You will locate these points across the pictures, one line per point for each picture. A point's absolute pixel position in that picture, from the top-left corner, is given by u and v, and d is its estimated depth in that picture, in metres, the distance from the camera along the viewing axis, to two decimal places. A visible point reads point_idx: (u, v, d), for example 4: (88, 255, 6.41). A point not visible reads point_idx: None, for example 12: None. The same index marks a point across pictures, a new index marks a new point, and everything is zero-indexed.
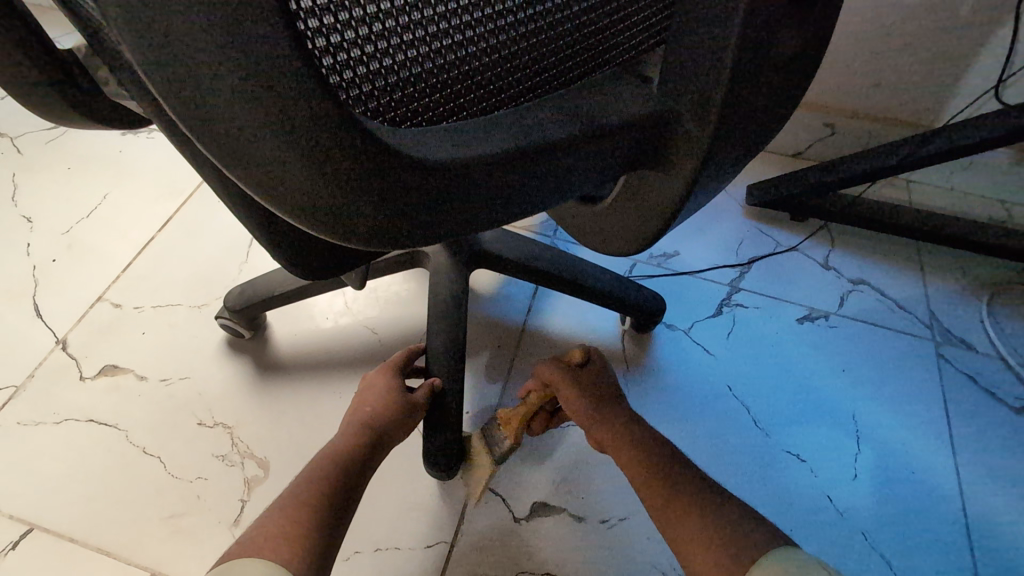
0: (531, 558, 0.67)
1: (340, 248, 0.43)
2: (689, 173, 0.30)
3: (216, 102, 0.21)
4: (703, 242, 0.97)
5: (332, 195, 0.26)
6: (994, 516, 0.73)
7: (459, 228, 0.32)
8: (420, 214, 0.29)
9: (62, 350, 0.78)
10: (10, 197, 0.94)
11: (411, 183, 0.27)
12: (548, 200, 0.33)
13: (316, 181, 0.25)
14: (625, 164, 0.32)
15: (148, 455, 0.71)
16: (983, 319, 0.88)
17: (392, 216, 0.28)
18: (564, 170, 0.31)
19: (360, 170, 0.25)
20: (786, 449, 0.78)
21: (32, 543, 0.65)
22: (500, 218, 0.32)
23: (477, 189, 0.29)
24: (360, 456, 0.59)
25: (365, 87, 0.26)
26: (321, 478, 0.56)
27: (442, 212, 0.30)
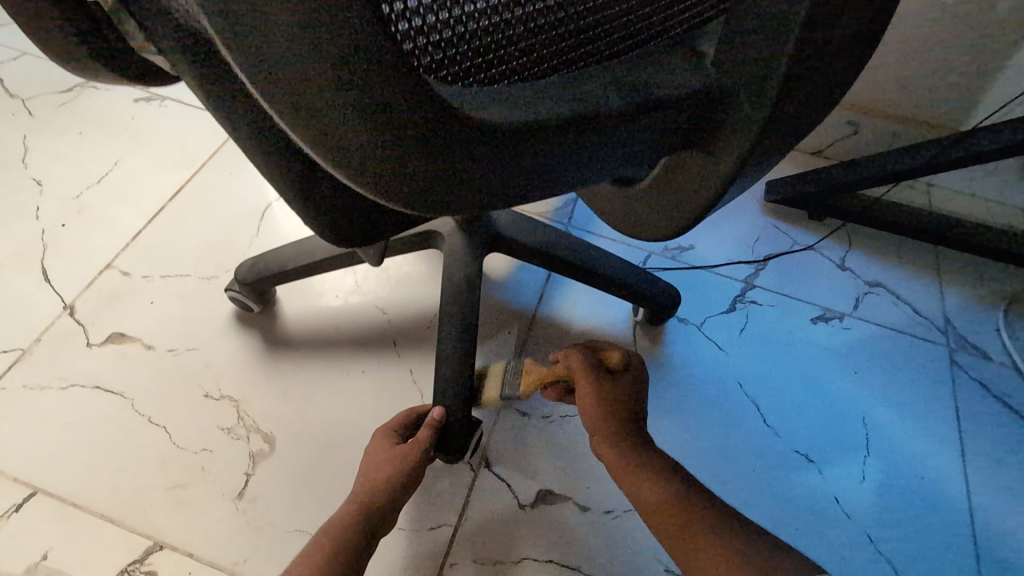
0: (534, 545, 0.67)
1: (367, 213, 0.43)
2: (737, 154, 0.29)
3: (271, 43, 0.20)
4: (719, 237, 0.96)
5: (379, 150, 0.25)
6: (1001, 525, 0.73)
7: (495, 199, 0.31)
8: (460, 180, 0.28)
9: (70, 315, 0.78)
10: (20, 159, 0.93)
11: (456, 147, 0.26)
12: (592, 175, 0.31)
13: (364, 133, 0.24)
14: (672, 142, 0.31)
15: (154, 424, 0.71)
16: (999, 327, 0.87)
17: (434, 180, 0.27)
18: (610, 144, 0.30)
19: (410, 126, 0.24)
20: (794, 449, 0.77)
21: (35, 507, 0.65)
22: (538, 191, 0.31)
23: (521, 160, 0.28)
24: (369, 508, 0.59)
25: (419, 41, 0.24)
26: (328, 540, 0.56)
27: (482, 180, 0.29)
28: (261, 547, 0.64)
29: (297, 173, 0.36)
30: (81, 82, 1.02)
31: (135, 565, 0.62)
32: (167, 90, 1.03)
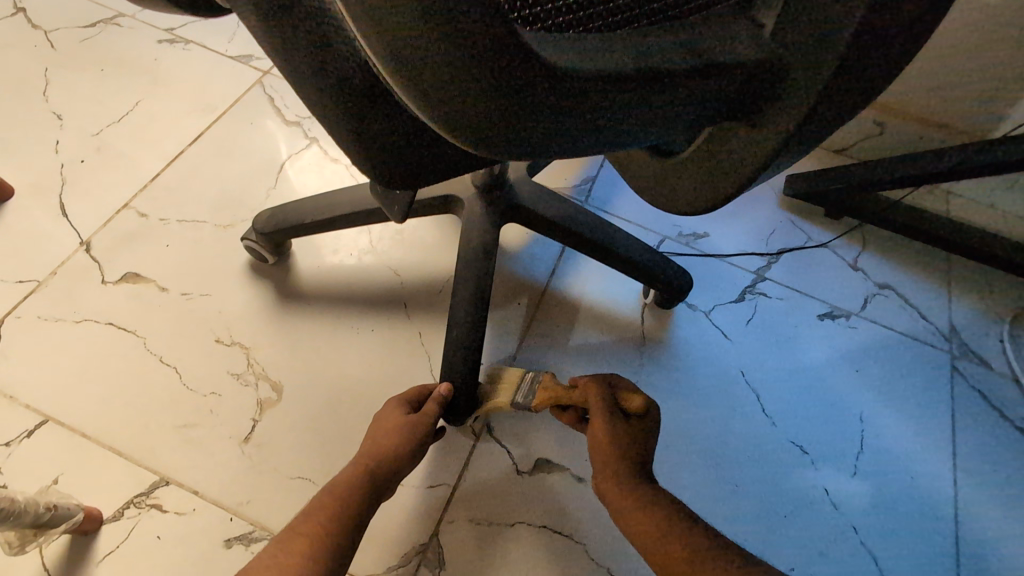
0: (529, 510, 0.68)
1: (415, 165, 0.40)
2: (786, 128, 0.29)
3: None
4: (734, 227, 0.96)
5: (449, 75, 0.25)
6: (985, 529, 0.75)
7: (546, 151, 0.30)
8: (521, 123, 0.28)
9: (86, 252, 0.78)
10: (41, 91, 0.92)
11: (517, 86, 0.26)
12: (644, 134, 0.31)
13: (436, 56, 0.24)
14: (732, 111, 0.31)
15: (165, 364, 0.71)
16: (1003, 338, 0.87)
17: (496, 116, 0.27)
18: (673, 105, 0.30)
19: (481, 58, 0.24)
20: (790, 440, 0.79)
21: (46, 434, 0.66)
22: (592, 147, 0.31)
23: (581, 112, 0.28)
24: (367, 485, 0.59)
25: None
26: (323, 516, 0.55)
27: (540, 126, 0.28)
28: (264, 491, 0.65)
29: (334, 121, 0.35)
30: (105, 19, 1.00)
31: (141, 498, 0.63)
32: (192, 35, 1.02)
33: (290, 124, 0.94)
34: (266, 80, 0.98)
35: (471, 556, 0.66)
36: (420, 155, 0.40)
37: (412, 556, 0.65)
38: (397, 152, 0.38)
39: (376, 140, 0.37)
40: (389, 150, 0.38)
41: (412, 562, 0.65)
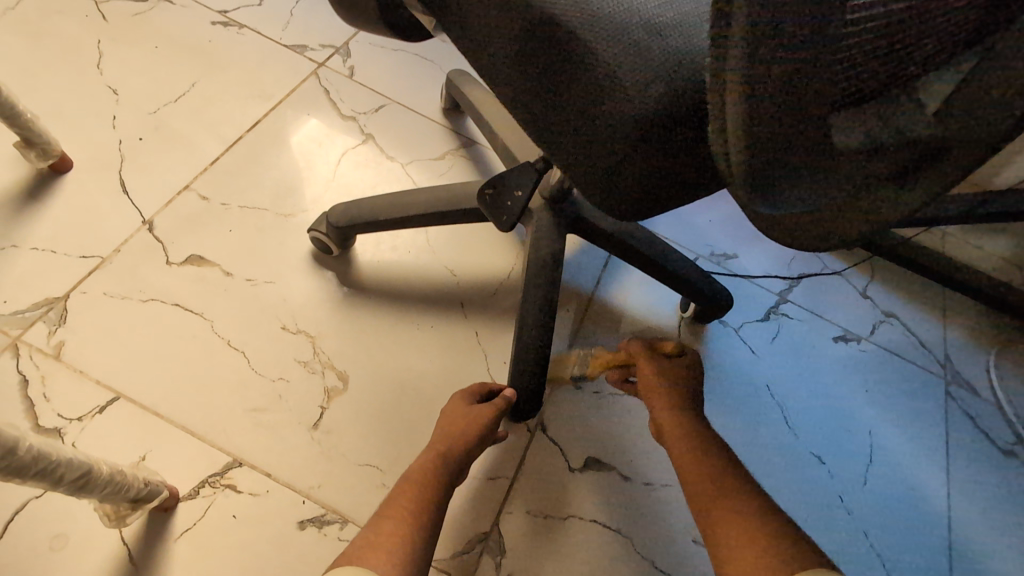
0: (581, 505, 0.73)
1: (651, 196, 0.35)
2: (930, 194, 0.26)
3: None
4: (760, 251, 1.03)
5: (734, 53, 0.25)
6: (973, 538, 0.84)
7: (771, 164, 0.29)
8: (763, 111, 0.26)
9: (149, 231, 0.78)
10: (94, 63, 0.91)
11: (781, 110, 0.27)
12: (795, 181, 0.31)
13: (736, 29, 0.24)
14: (885, 178, 0.28)
15: (232, 348, 0.73)
16: (988, 367, 0.97)
17: (751, 108, 0.26)
18: (823, 147, 0.29)
19: (777, 40, 0.24)
20: (809, 451, 0.87)
21: (117, 412, 0.67)
22: (793, 174, 0.30)
23: (788, 146, 0.29)
24: (441, 470, 0.62)
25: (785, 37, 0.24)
26: (405, 500, 0.57)
27: (782, 130, 0.27)
28: (335, 475, 0.68)
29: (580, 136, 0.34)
30: None
31: (215, 478, 0.65)
32: (246, 19, 1.01)
33: (346, 119, 0.95)
34: (321, 72, 0.99)
35: (528, 545, 0.70)
36: (643, 181, 0.34)
37: (475, 543, 0.69)
38: (618, 174, 0.34)
39: (594, 149, 0.34)
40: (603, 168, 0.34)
41: (475, 549, 0.69)
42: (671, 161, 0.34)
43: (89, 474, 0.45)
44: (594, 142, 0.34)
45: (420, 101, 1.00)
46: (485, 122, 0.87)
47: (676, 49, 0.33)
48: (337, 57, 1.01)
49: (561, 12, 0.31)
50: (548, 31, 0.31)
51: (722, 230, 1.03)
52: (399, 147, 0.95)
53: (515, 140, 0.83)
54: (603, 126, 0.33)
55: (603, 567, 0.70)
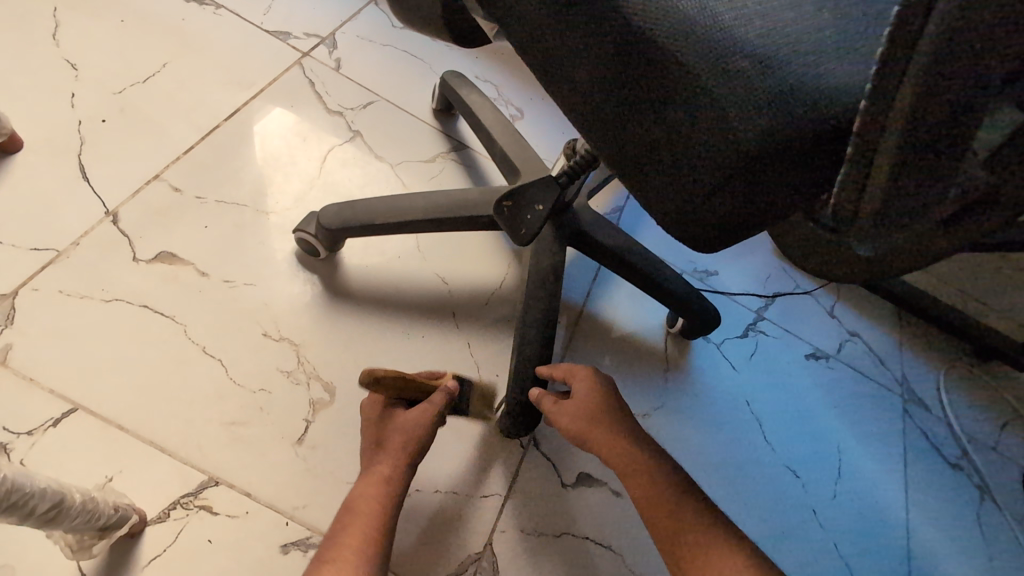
0: (573, 521, 0.72)
1: (730, 226, 0.33)
2: (977, 231, 0.28)
3: (946, 39, 0.21)
4: (739, 268, 1.06)
5: (905, 93, 0.23)
6: (928, 549, 0.89)
7: (893, 204, 0.28)
8: (907, 160, 0.25)
9: (114, 224, 0.72)
10: (51, 35, 0.83)
11: (924, 160, 0.25)
12: (878, 232, 0.30)
13: (920, 66, 0.22)
14: (937, 224, 0.28)
15: (208, 355, 0.67)
16: (939, 386, 1.03)
17: (902, 149, 0.25)
18: (935, 199, 0.28)
19: (953, 91, 0.23)
20: (786, 465, 0.89)
21: (76, 423, 0.60)
22: (900, 215, 0.28)
23: (916, 197, 0.27)
24: (387, 501, 0.58)
25: (934, 107, 0.23)
26: (350, 540, 0.54)
27: (916, 177, 0.26)
28: (321, 494, 0.64)
29: (670, 165, 0.32)
30: None
31: (188, 498, 0.60)
32: None
33: (332, 114, 0.91)
34: (305, 62, 0.93)
35: (521, 564, 0.68)
36: (735, 212, 0.32)
37: (468, 563, 0.67)
38: (709, 201, 0.32)
39: (687, 180, 0.32)
40: (695, 195, 0.32)
41: (467, 570, 0.67)
42: (774, 197, 0.32)
43: (62, 504, 0.42)
44: (687, 174, 0.31)
45: (409, 100, 0.96)
46: (481, 128, 0.85)
47: (796, 76, 0.30)
48: (323, 47, 0.96)
49: (669, 34, 0.29)
50: (659, 56, 0.29)
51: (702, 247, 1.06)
52: (388, 147, 0.91)
53: (512, 147, 0.81)
54: (702, 155, 0.30)
55: None
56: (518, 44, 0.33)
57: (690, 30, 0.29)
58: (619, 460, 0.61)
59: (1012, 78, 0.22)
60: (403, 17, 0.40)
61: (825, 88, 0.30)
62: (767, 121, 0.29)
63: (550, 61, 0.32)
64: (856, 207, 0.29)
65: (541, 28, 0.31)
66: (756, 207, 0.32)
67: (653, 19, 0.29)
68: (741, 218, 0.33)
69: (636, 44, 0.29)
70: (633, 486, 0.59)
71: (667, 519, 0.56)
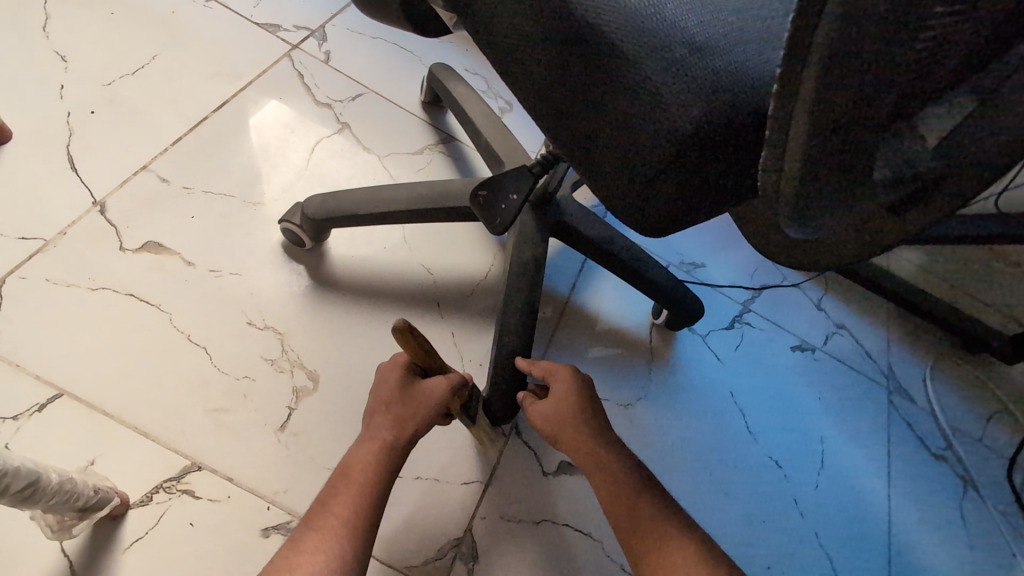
0: (554, 509, 0.73)
1: (674, 217, 0.34)
2: (933, 216, 0.26)
3: (835, 37, 0.22)
4: (726, 261, 1.06)
5: (807, 87, 0.24)
6: (910, 539, 0.89)
7: (813, 189, 0.28)
8: (819, 151, 0.26)
9: (101, 214, 0.73)
10: (41, 26, 0.83)
11: (837, 149, 0.26)
12: (817, 216, 0.30)
13: (816, 62, 0.23)
14: (890, 205, 0.28)
15: (192, 343, 0.69)
16: (925, 378, 1.04)
17: (813, 133, 0.26)
18: (859, 182, 0.28)
19: (854, 75, 0.23)
20: (768, 456, 0.90)
21: (60, 409, 0.62)
22: (825, 200, 0.29)
23: (837, 180, 0.28)
24: (381, 470, 0.59)
25: (836, 100, 0.24)
26: (339, 511, 0.55)
27: (834, 164, 0.27)
28: (303, 480, 0.65)
29: (612, 156, 0.33)
30: None
31: (171, 483, 0.61)
32: None
33: (321, 106, 0.91)
34: (294, 54, 0.94)
35: (501, 550, 0.69)
36: (675, 204, 0.33)
37: (448, 549, 0.68)
38: (648, 192, 0.33)
39: (627, 172, 0.32)
40: (635, 187, 0.33)
41: (447, 555, 0.68)
42: (709, 189, 0.33)
43: (38, 482, 0.43)
44: (625, 165, 0.32)
45: (398, 92, 0.97)
46: (467, 120, 0.85)
47: (732, 70, 0.31)
48: (312, 40, 0.96)
49: (610, 28, 0.30)
50: (597, 51, 0.30)
51: (691, 240, 1.07)
52: (376, 139, 0.92)
53: (497, 139, 0.82)
54: (637, 146, 0.31)
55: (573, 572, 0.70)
56: (473, 34, 0.33)
57: (630, 24, 0.30)
58: (598, 449, 0.62)
59: (903, 62, 0.23)
60: (368, 7, 0.40)
61: (762, 82, 0.32)
62: (702, 113, 0.30)
63: (504, 49, 0.32)
64: (777, 189, 0.29)
65: (492, 16, 0.31)
66: (693, 198, 0.33)
67: (593, 13, 0.30)
68: (681, 208, 0.34)
69: (576, 37, 0.30)
70: (609, 474, 0.60)
71: (634, 504, 0.57)
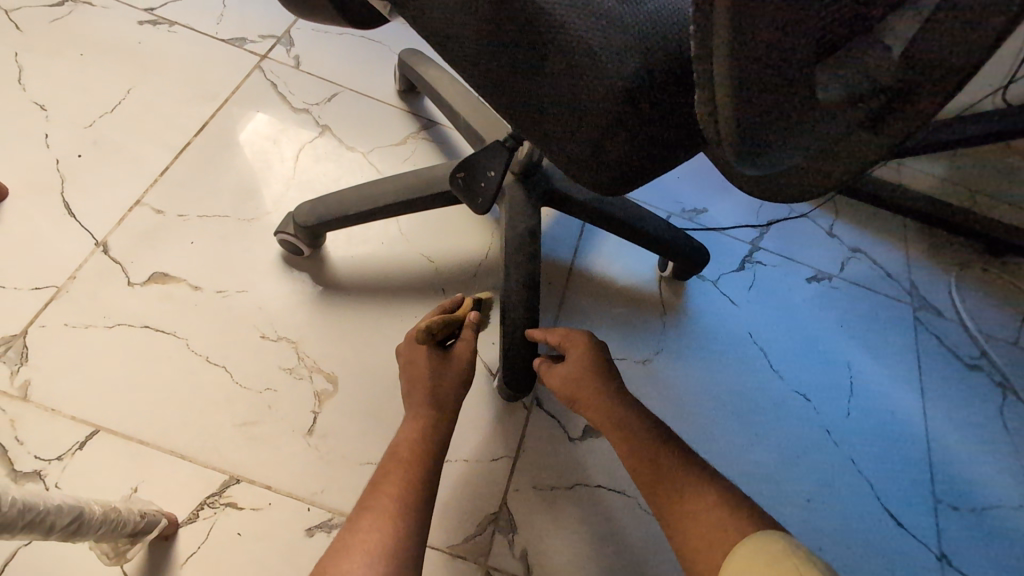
0: (584, 472, 0.74)
1: (631, 170, 0.38)
2: (908, 126, 0.25)
3: None
4: (729, 202, 1.04)
5: (722, 39, 0.24)
6: (953, 452, 0.88)
7: (753, 130, 0.28)
8: (747, 99, 0.26)
9: (104, 254, 0.75)
10: (16, 80, 0.85)
11: (764, 91, 0.26)
12: (770, 148, 0.30)
13: (725, 14, 0.23)
14: (859, 122, 0.26)
15: (211, 363, 0.71)
16: (950, 289, 1.01)
17: (738, 73, 0.25)
18: (807, 105, 0.28)
19: (767, 5, 0.23)
20: (795, 390, 0.90)
21: (99, 444, 0.65)
22: (772, 130, 0.29)
23: (779, 111, 0.28)
24: (427, 447, 0.59)
25: (752, 45, 0.24)
26: (390, 488, 0.54)
27: (766, 105, 0.27)
28: (338, 478, 0.67)
29: (563, 125, 0.36)
30: None
31: (214, 498, 0.64)
32: (174, 15, 0.95)
33: (298, 112, 0.91)
34: (264, 65, 0.94)
35: (539, 518, 0.71)
36: (630, 157, 0.37)
37: (486, 524, 0.70)
38: (602, 149, 0.36)
39: (579, 135, 0.36)
40: (590, 147, 0.36)
41: (487, 530, 0.69)
42: (658, 137, 0.36)
43: (81, 517, 0.46)
44: (579, 128, 0.36)
45: (372, 85, 0.96)
46: (442, 102, 0.84)
47: (649, 20, 0.35)
48: (279, 47, 0.96)
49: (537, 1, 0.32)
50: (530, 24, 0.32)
51: (690, 186, 1.04)
52: (358, 136, 0.91)
53: (474, 116, 0.80)
54: (582, 108, 0.34)
55: (612, 530, 0.72)
56: None
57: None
58: (616, 410, 0.62)
59: None
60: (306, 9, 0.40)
61: (679, 27, 0.35)
62: (634, 65, 0.34)
63: None
64: (717, 133, 0.28)
65: None
66: (644, 149, 0.36)
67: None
68: (634, 160, 0.37)
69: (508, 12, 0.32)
70: (629, 433, 0.60)
71: (657, 458, 0.58)
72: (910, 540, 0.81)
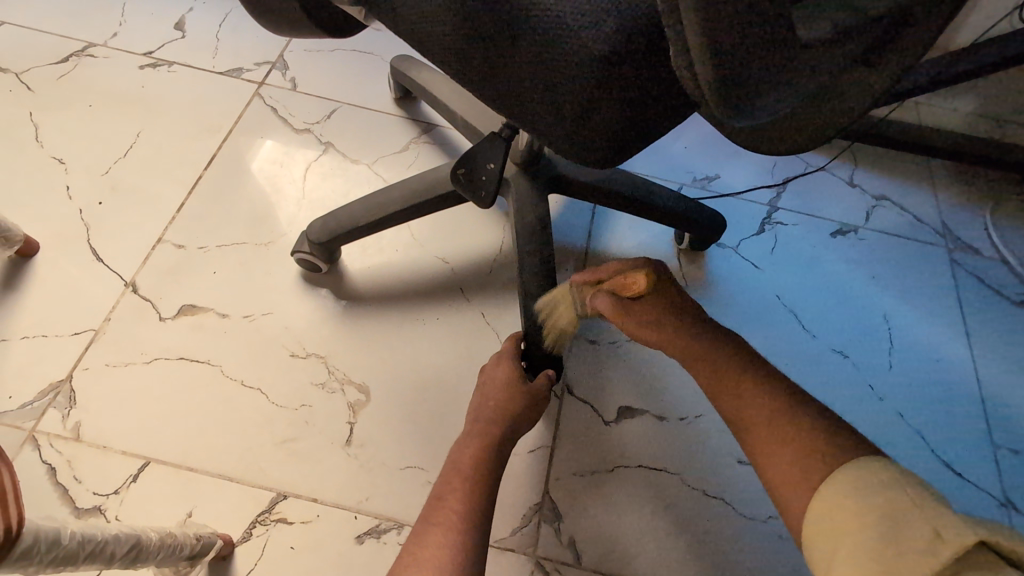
0: (622, 454, 0.74)
1: (622, 137, 0.38)
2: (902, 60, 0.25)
3: None
4: (742, 165, 1.01)
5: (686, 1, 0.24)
6: (1009, 394, 0.84)
7: (739, 86, 0.27)
8: (725, 57, 0.25)
9: (134, 293, 0.78)
10: (33, 138, 0.88)
11: (743, 46, 0.25)
12: (761, 101, 0.29)
13: None
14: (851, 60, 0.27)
15: (247, 386, 0.73)
16: (987, 226, 0.97)
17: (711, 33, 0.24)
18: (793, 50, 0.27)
19: None
20: (831, 348, 0.87)
21: (151, 475, 0.67)
22: (760, 79, 0.28)
23: (763, 61, 0.27)
24: (490, 467, 0.59)
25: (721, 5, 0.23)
26: (454, 503, 0.54)
27: (749, 59, 0.26)
28: (380, 485, 0.68)
29: (547, 99, 0.37)
30: (77, 51, 0.96)
31: (264, 516, 0.66)
32: (172, 55, 0.98)
33: (301, 132, 0.93)
34: (263, 91, 0.96)
35: (582, 505, 0.71)
36: (617, 125, 0.37)
37: (531, 515, 0.70)
38: (588, 118, 0.36)
39: (563, 104, 0.36)
40: (575, 117, 0.36)
41: (532, 521, 0.70)
42: (645, 101, 0.35)
43: (139, 544, 0.48)
44: (561, 100, 0.36)
45: (369, 97, 0.97)
46: (438, 103, 0.85)
47: None
48: (276, 72, 0.97)
49: None
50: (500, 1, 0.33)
51: (699, 154, 1.02)
52: (361, 148, 0.92)
53: (471, 112, 0.80)
54: (562, 81, 0.35)
55: (657, 509, 0.71)
56: None
57: None
58: None
59: None
60: (287, 27, 0.41)
61: None
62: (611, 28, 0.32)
63: None
64: (700, 91, 0.27)
65: None
66: (630, 114, 0.36)
67: None
68: (622, 127, 0.37)
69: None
70: None
71: None
72: (971, 488, 0.78)
